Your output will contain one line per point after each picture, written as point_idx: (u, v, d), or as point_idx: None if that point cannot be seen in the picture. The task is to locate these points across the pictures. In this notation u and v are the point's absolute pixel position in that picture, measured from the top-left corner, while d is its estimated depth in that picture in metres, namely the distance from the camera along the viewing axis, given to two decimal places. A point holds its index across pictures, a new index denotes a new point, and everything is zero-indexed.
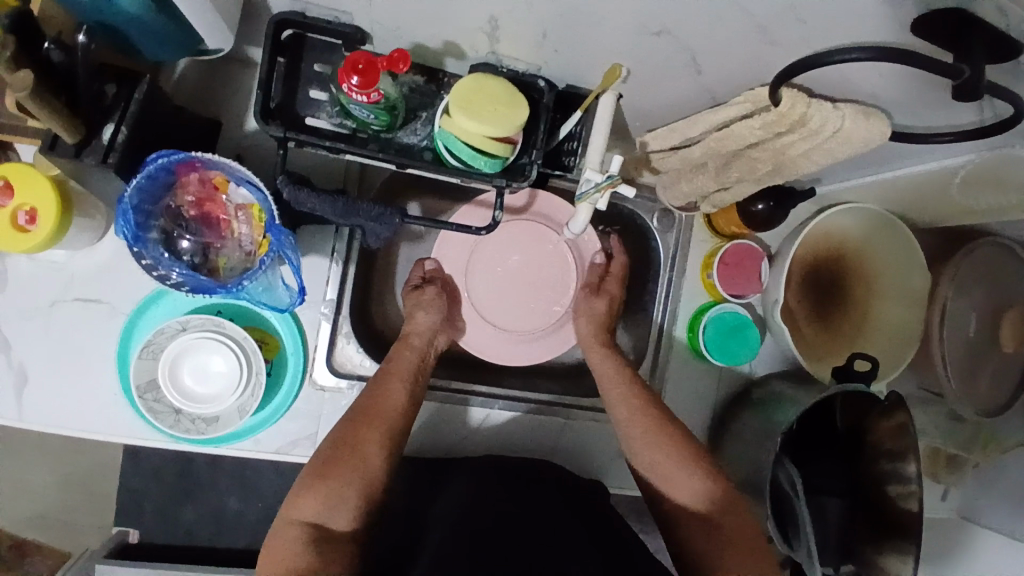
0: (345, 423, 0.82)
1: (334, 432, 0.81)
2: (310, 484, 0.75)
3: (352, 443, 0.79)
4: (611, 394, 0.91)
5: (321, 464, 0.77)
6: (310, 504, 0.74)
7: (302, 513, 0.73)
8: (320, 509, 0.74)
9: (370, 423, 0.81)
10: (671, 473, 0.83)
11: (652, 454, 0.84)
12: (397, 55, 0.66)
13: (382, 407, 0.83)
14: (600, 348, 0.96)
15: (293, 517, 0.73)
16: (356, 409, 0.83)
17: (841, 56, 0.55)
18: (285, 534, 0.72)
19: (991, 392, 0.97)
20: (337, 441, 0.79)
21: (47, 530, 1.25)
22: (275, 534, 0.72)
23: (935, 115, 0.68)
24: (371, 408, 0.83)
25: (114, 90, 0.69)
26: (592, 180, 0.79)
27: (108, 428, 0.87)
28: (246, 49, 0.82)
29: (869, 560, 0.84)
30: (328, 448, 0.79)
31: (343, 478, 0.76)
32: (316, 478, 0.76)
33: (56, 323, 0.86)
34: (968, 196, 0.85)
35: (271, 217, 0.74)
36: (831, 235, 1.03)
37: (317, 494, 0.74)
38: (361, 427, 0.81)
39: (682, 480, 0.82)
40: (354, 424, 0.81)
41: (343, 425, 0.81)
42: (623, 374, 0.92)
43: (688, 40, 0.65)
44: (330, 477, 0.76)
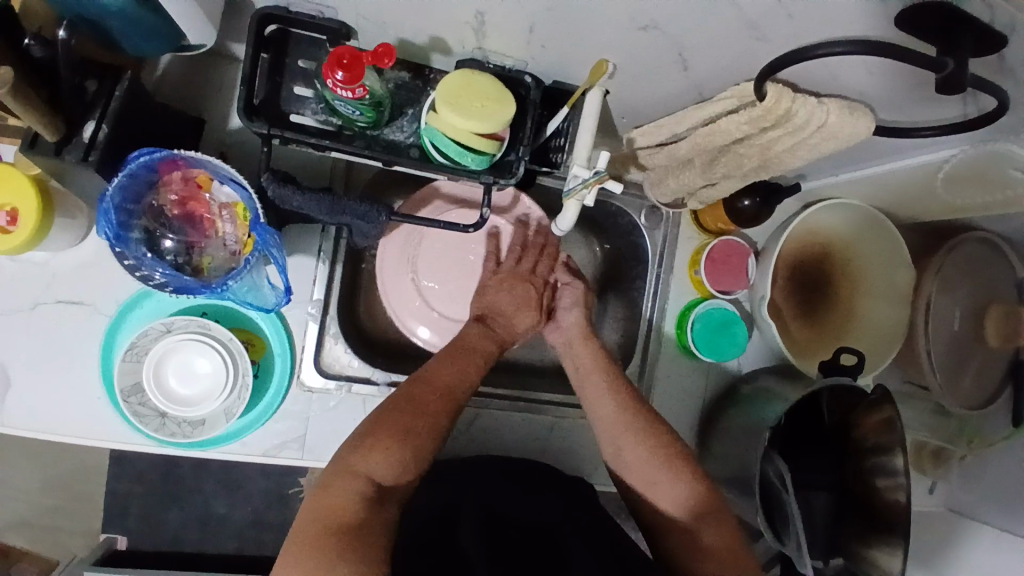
0: (412, 386, 0.79)
1: (400, 392, 0.78)
2: (381, 437, 0.72)
3: (424, 409, 0.77)
4: (589, 388, 0.89)
5: (392, 420, 0.74)
6: (380, 459, 0.70)
7: (369, 465, 0.69)
8: (388, 467, 0.70)
9: (443, 395, 0.80)
10: (653, 474, 0.81)
11: (636, 452, 0.82)
12: (381, 50, 0.65)
13: (455, 381, 0.82)
14: (586, 343, 0.93)
15: (357, 468, 0.69)
16: (426, 375, 0.81)
17: (826, 49, 0.56)
18: (346, 482, 0.67)
19: (977, 386, 0.98)
20: (409, 402, 0.77)
21: (30, 535, 1.22)
22: (331, 477, 0.68)
23: (920, 109, 0.69)
24: (445, 381, 0.81)
25: (95, 86, 0.68)
26: (579, 177, 0.79)
27: (91, 432, 0.85)
28: (230, 46, 0.81)
29: (858, 554, 0.85)
30: (399, 406, 0.76)
31: (414, 440, 0.73)
32: (387, 432, 0.72)
33: (36, 325, 0.84)
34: (952, 192, 0.86)
35: (256, 216, 0.74)
36: (816, 231, 1.04)
37: (387, 448, 0.71)
38: (432, 394, 0.79)
39: (662, 485, 0.80)
40: (425, 391, 0.79)
41: (413, 387, 0.79)
42: (603, 370, 0.90)
43: (676, 35, 0.65)
44: (404, 435, 0.73)
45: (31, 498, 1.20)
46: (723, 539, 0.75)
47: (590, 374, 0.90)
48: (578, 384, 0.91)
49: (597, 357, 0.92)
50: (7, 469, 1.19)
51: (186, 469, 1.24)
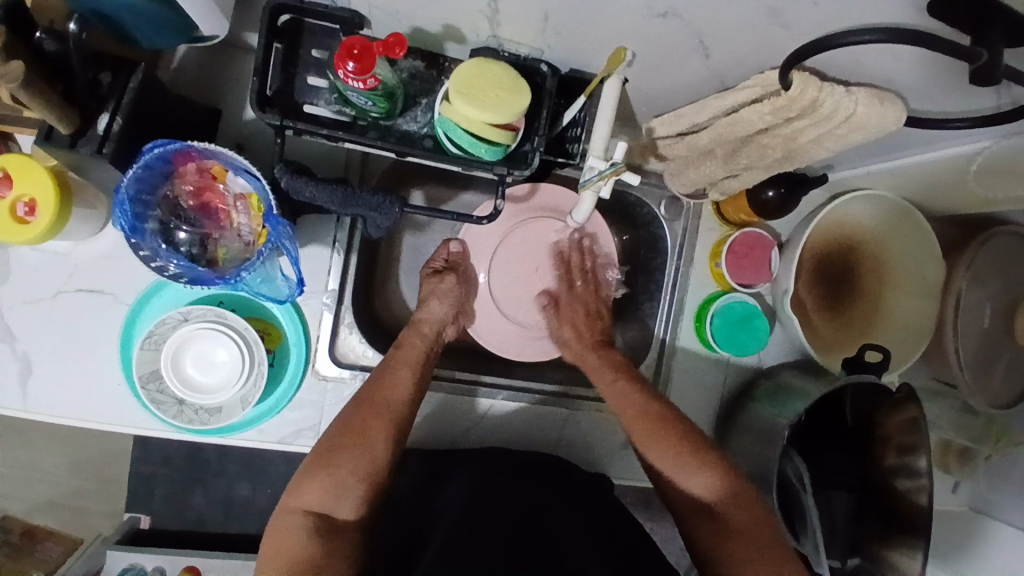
0: (348, 411, 0.80)
1: (338, 418, 0.80)
2: (314, 470, 0.74)
3: (358, 429, 0.78)
4: (614, 390, 0.90)
5: (325, 449, 0.76)
6: (314, 492, 0.72)
7: (306, 501, 0.72)
8: (324, 498, 0.73)
9: (376, 408, 0.80)
10: (673, 472, 0.81)
11: (655, 452, 0.83)
12: (392, 39, 0.64)
13: (388, 393, 0.82)
14: (593, 355, 0.95)
15: (296, 506, 0.72)
16: (361, 395, 0.82)
17: (853, 38, 0.53)
18: (287, 523, 0.71)
19: (1006, 385, 0.95)
20: (343, 426, 0.78)
21: (57, 514, 1.24)
22: (277, 522, 0.71)
23: (953, 99, 0.66)
24: (377, 394, 0.82)
25: (110, 79, 0.68)
26: (594, 167, 0.78)
27: (114, 419, 0.87)
28: (244, 35, 0.81)
29: (877, 556, 0.83)
30: (333, 434, 0.77)
31: (348, 464, 0.75)
32: (319, 464, 0.74)
33: (60, 313, 0.85)
34: (985, 186, 0.82)
35: (269, 207, 0.74)
36: (844, 222, 1.01)
37: (321, 481, 0.73)
38: (366, 412, 0.79)
39: (685, 481, 0.80)
40: (359, 411, 0.80)
41: (349, 410, 0.80)
42: (618, 368, 0.92)
43: (696, 22, 0.62)
44: (334, 464, 0.74)
45: (60, 479, 1.23)
46: (753, 528, 0.75)
47: (617, 382, 0.90)
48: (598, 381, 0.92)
49: (608, 362, 0.94)
50: (38, 450, 1.22)
51: (209, 452, 1.26)
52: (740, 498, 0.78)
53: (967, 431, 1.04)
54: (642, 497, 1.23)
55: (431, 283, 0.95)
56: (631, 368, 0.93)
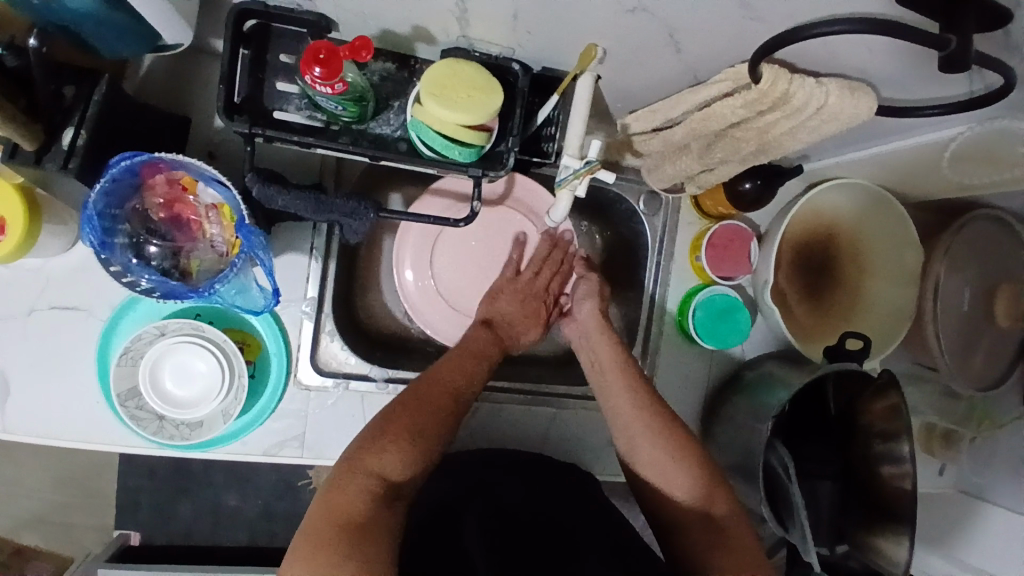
0: (414, 387, 0.79)
1: (405, 395, 0.78)
2: (391, 436, 0.71)
3: (431, 409, 0.76)
4: (608, 384, 0.87)
5: (401, 420, 0.73)
6: (390, 457, 0.69)
7: (379, 464, 0.69)
8: (395, 466, 0.69)
9: (449, 393, 0.80)
10: (665, 465, 0.79)
11: (650, 449, 0.80)
12: (358, 42, 0.63)
13: (458, 380, 0.82)
14: (602, 336, 0.92)
15: (366, 464, 0.68)
16: (430, 377, 0.81)
17: (823, 29, 0.53)
18: (354, 482, 0.66)
19: (987, 367, 0.96)
20: (414, 403, 0.76)
21: (42, 530, 1.22)
22: (340, 476, 0.67)
23: (924, 88, 0.66)
24: (448, 378, 0.81)
25: (73, 91, 0.66)
26: (569, 166, 0.77)
27: (93, 436, 0.85)
28: (211, 41, 0.79)
29: (865, 542, 0.84)
30: (404, 407, 0.75)
31: (421, 441, 0.73)
32: (396, 431, 0.72)
33: (32, 331, 0.83)
34: (959, 171, 0.83)
35: (242, 217, 0.72)
36: (821, 213, 1.01)
37: (398, 449, 0.70)
38: (439, 394, 0.79)
39: (671, 475, 0.79)
40: (429, 389, 0.79)
41: (418, 389, 0.79)
42: (622, 361, 0.89)
43: (666, 17, 0.62)
44: (412, 436, 0.72)
45: (44, 495, 1.21)
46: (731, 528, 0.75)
47: (608, 372, 0.88)
48: (595, 380, 0.89)
49: (615, 352, 0.90)
50: (20, 468, 1.20)
51: (195, 464, 1.25)
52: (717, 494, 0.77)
53: (950, 414, 1.06)
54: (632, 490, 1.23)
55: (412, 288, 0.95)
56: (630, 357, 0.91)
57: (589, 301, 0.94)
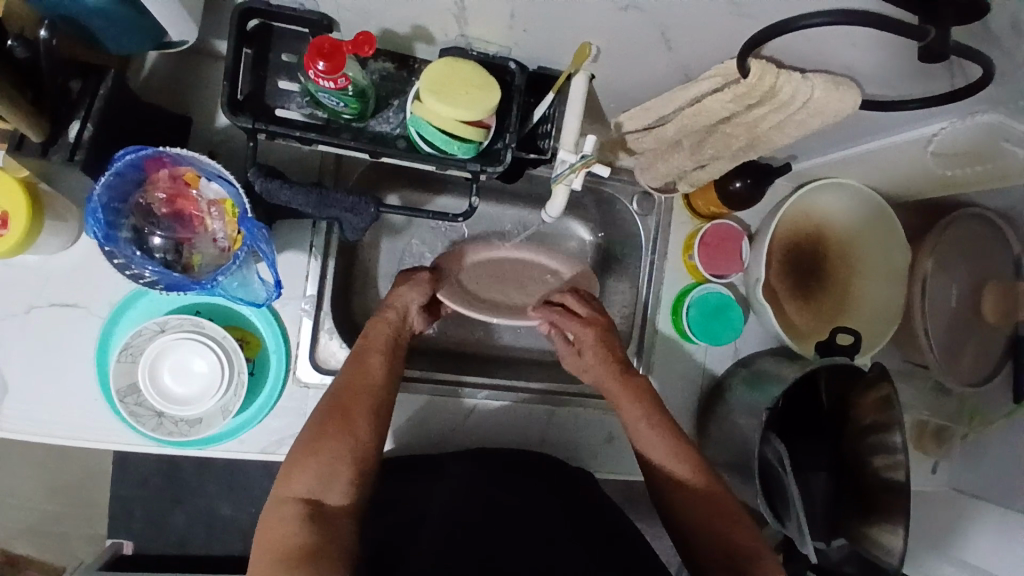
0: (327, 400, 0.79)
1: (317, 410, 0.78)
2: (301, 459, 0.72)
3: (342, 416, 0.77)
4: (641, 432, 0.84)
5: (312, 438, 0.74)
6: (303, 480, 0.71)
7: (296, 489, 0.71)
8: (314, 485, 0.71)
9: (355, 395, 0.79)
10: (704, 531, 0.76)
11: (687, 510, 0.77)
12: (362, 38, 0.65)
13: (363, 378, 0.81)
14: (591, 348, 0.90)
15: (286, 496, 0.70)
16: (336, 386, 0.80)
17: (807, 21, 0.55)
18: (279, 513, 0.68)
19: (976, 364, 0.99)
20: (323, 417, 0.77)
21: (35, 540, 1.21)
22: (268, 515, 0.69)
23: (907, 82, 0.69)
24: (353, 381, 0.80)
25: (80, 85, 0.68)
26: (566, 161, 0.79)
27: (90, 434, 0.85)
28: (214, 43, 0.81)
29: (859, 533, 0.85)
30: (315, 424, 0.76)
31: (334, 451, 0.74)
32: (305, 453, 0.73)
33: (32, 329, 0.84)
34: (943, 167, 0.85)
35: (244, 211, 0.74)
36: (811, 212, 1.03)
37: (310, 470, 0.72)
38: (345, 399, 0.78)
39: (705, 533, 0.75)
40: (339, 400, 0.79)
41: (327, 401, 0.79)
42: (608, 354, 0.90)
43: (657, 14, 0.64)
44: (319, 451, 0.73)
45: (35, 505, 1.20)
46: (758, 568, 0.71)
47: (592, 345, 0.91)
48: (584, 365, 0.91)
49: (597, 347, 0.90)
50: (12, 476, 1.19)
51: (189, 471, 1.24)
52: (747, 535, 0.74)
53: (941, 410, 1.08)
54: (629, 495, 1.22)
55: (405, 276, 0.92)
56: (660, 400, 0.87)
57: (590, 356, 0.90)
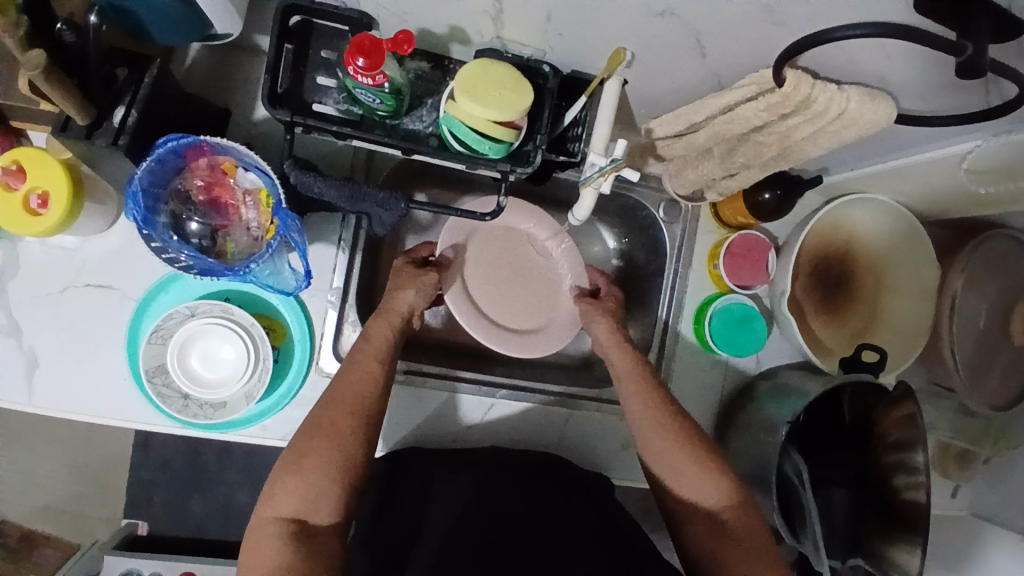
0: (317, 411, 0.78)
1: (305, 422, 0.78)
2: (286, 477, 0.72)
3: (327, 431, 0.75)
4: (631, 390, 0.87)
5: (297, 454, 0.74)
6: (286, 500, 0.71)
7: (280, 509, 0.71)
8: (298, 504, 0.71)
9: (344, 409, 0.78)
10: (682, 475, 0.79)
11: (659, 452, 0.81)
12: (401, 37, 0.66)
13: (355, 391, 0.80)
14: (619, 349, 0.91)
15: (269, 515, 0.71)
16: (327, 398, 0.79)
17: (842, 32, 0.55)
18: (263, 531, 0.70)
19: (1001, 387, 0.97)
20: (310, 431, 0.76)
21: (55, 519, 1.23)
22: (253, 534, 0.70)
23: (942, 98, 0.68)
24: (342, 392, 0.79)
25: (126, 73, 0.70)
26: (596, 164, 0.79)
27: (117, 414, 0.87)
28: (255, 37, 0.83)
29: (876, 553, 0.84)
30: (303, 439, 0.75)
31: (319, 469, 0.73)
32: (290, 470, 0.73)
33: (67, 308, 0.87)
34: (977, 185, 0.84)
35: (279, 202, 0.76)
36: (841, 226, 1.02)
37: (292, 488, 0.71)
38: (333, 412, 0.77)
39: (693, 484, 0.79)
40: (326, 412, 0.78)
41: (319, 412, 0.78)
42: (640, 369, 0.89)
43: (691, 21, 0.65)
44: (303, 469, 0.73)
45: (59, 482, 1.23)
46: (745, 534, 0.75)
47: (637, 378, 0.88)
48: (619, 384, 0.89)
49: (625, 358, 0.90)
50: (38, 455, 1.22)
51: (208, 457, 1.26)
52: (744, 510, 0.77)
53: (965, 432, 1.03)
54: (642, 505, 1.22)
55: (408, 273, 0.91)
56: (648, 365, 0.90)
57: (602, 323, 0.94)
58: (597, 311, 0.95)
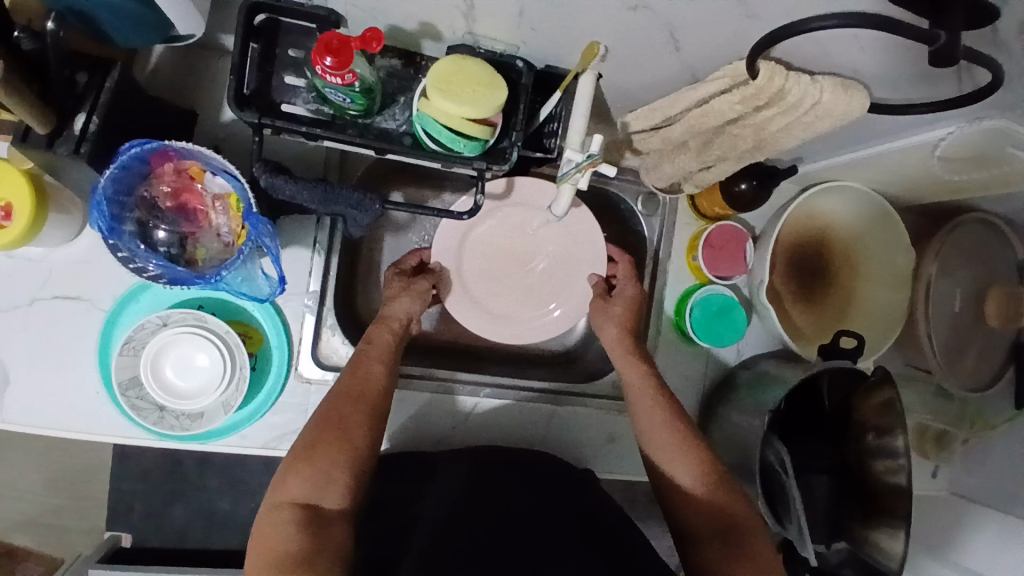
0: (325, 404, 0.78)
1: (314, 415, 0.77)
2: (296, 465, 0.71)
3: (338, 423, 0.75)
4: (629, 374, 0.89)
5: (307, 443, 0.73)
6: (298, 486, 0.70)
7: (291, 495, 0.69)
8: (309, 491, 0.70)
9: (354, 402, 0.78)
10: (671, 457, 0.82)
11: (661, 438, 0.83)
12: (370, 34, 0.65)
13: (363, 383, 0.80)
14: (621, 349, 0.91)
15: (281, 501, 0.69)
16: (335, 391, 0.79)
17: (817, 23, 0.54)
18: (273, 517, 0.68)
19: (976, 369, 0.99)
20: (319, 422, 0.75)
21: (31, 535, 1.20)
22: (263, 520, 0.68)
23: (915, 88, 0.68)
24: (352, 386, 0.79)
25: (86, 78, 0.67)
26: (572, 160, 0.79)
27: (91, 427, 0.85)
28: (220, 37, 0.81)
29: (861, 537, 0.85)
30: (312, 429, 0.75)
31: (330, 458, 0.72)
32: (300, 459, 0.72)
33: (33, 321, 0.84)
34: (949, 171, 0.85)
35: (249, 207, 0.73)
36: (814, 216, 1.03)
37: (303, 475, 0.70)
38: (344, 405, 0.77)
39: (676, 467, 0.81)
40: (335, 404, 0.77)
41: (327, 406, 0.77)
42: (639, 360, 0.90)
43: (666, 14, 0.64)
44: (315, 457, 0.72)
45: (33, 497, 1.20)
46: (730, 514, 0.76)
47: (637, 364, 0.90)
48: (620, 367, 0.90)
49: (624, 347, 0.91)
50: (9, 469, 1.19)
51: (189, 465, 1.24)
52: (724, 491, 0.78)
53: (943, 415, 1.05)
54: (628, 496, 1.22)
55: (400, 283, 0.91)
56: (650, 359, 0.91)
57: (610, 326, 0.93)
58: (603, 316, 0.94)
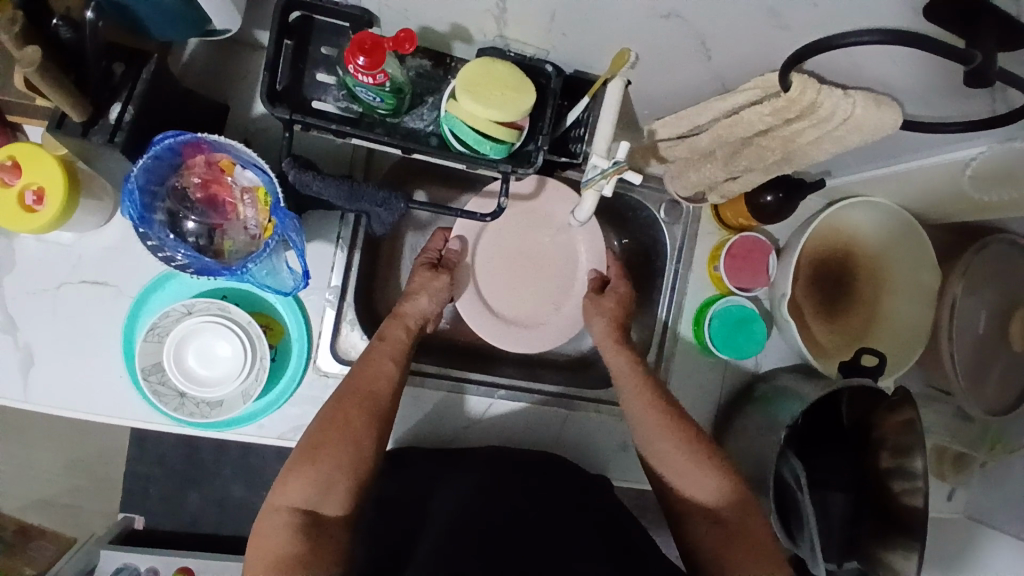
0: (331, 403, 0.78)
1: (319, 414, 0.77)
2: (298, 467, 0.72)
3: (342, 425, 0.75)
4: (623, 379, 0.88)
5: (311, 444, 0.74)
6: (298, 489, 0.70)
7: (291, 498, 0.70)
8: (310, 495, 0.71)
9: (360, 403, 0.78)
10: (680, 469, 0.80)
11: (666, 454, 0.81)
12: (403, 35, 0.66)
13: (371, 385, 0.80)
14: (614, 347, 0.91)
15: (280, 504, 0.70)
16: (341, 391, 0.79)
17: (852, 38, 0.54)
18: (272, 520, 0.69)
19: (999, 392, 0.97)
20: (324, 423, 0.76)
21: (49, 513, 1.22)
22: (262, 521, 0.70)
23: (948, 105, 0.67)
24: (358, 388, 0.79)
25: (122, 69, 0.69)
26: (598, 166, 0.78)
27: (113, 411, 0.87)
28: (254, 32, 0.82)
29: (873, 557, 0.84)
30: (316, 430, 0.75)
31: (332, 462, 0.73)
32: (303, 461, 0.72)
33: (63, 304, 0.86)
34: (978, 191, 0.84)
35: (277, 200, 0.74)
36: (843, 230, 1.02)
37: (304, 478, 0.71)
38: (349, 407, 0.77)
39: (690, 479, 0.79)
40: (340, 405, 0.77)
41: (331, 406, 0.77)
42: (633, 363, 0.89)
43: (697, 23, 0.64)
44: (318, 461, 0.72)
45: (53, 476, 1.22)
46: (743, 530, 0.75)
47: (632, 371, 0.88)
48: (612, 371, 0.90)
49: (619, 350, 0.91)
50: (30, 448, 1.21)
51: (205, 452, 1.26)
52: (742, 505, 0.77)
53: (964, 436, 1.05)
54: (638, 503, 1.22)
55: (423, 277, 0.90)
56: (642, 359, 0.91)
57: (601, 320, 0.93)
58: (593, 310, 0.94)
